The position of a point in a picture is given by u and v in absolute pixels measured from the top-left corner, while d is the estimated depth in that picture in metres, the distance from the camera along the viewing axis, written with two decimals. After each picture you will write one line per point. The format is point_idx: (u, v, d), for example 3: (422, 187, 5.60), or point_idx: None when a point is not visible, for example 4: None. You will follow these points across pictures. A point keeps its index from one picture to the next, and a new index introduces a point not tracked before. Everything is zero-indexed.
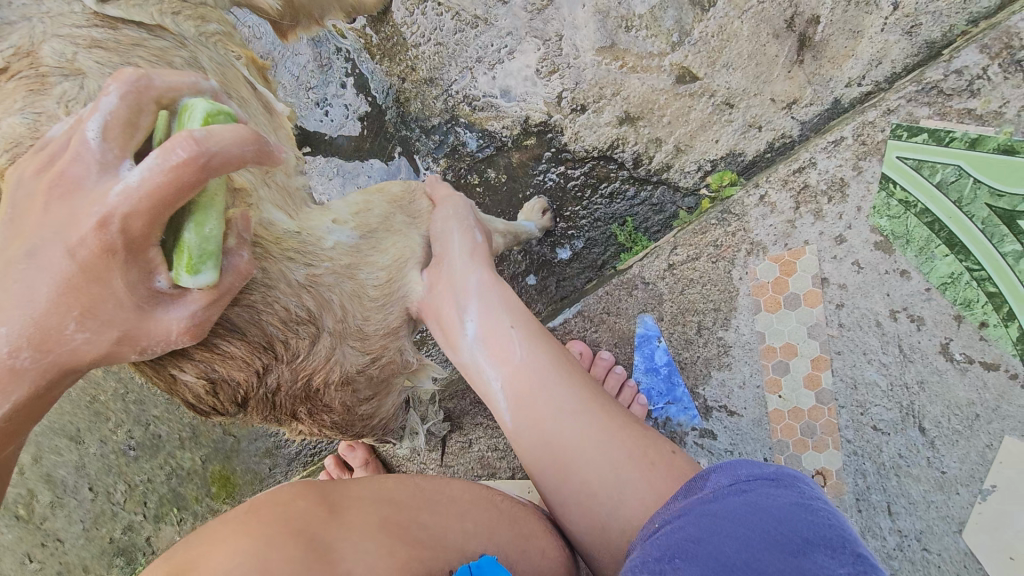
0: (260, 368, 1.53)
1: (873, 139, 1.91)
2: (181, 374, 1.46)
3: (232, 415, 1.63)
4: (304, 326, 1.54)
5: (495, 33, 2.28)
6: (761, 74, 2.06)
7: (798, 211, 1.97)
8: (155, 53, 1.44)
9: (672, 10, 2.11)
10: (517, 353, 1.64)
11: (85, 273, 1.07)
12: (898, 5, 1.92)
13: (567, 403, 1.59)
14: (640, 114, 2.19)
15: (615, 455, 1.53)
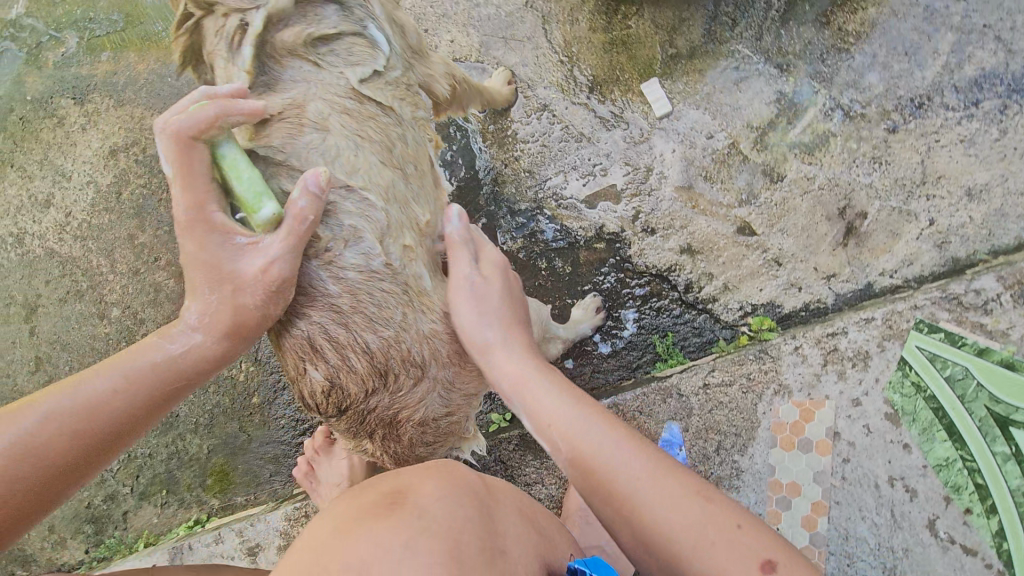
0: (371, 388, 1.75)
1: (898, 325, 2.19)
2: (313, 370, 1.74)
3: (325, 417, 1.85)
4: (415, 368, 1.78)
5: (595, 151, 2.68)
6: (809, 245, 2.40)
7: (825, 367, 2.23)
8: (381, 126, 1.80)
9: (745, 174, 2.51)
10: (544, 390, 1.59)
11: (196, 250, 1.56)
12: (933, 221, 2.28)
13: (596, 434, 1.46)
14: (700, 250, 2.53)
15: (648, 482, 1.36)
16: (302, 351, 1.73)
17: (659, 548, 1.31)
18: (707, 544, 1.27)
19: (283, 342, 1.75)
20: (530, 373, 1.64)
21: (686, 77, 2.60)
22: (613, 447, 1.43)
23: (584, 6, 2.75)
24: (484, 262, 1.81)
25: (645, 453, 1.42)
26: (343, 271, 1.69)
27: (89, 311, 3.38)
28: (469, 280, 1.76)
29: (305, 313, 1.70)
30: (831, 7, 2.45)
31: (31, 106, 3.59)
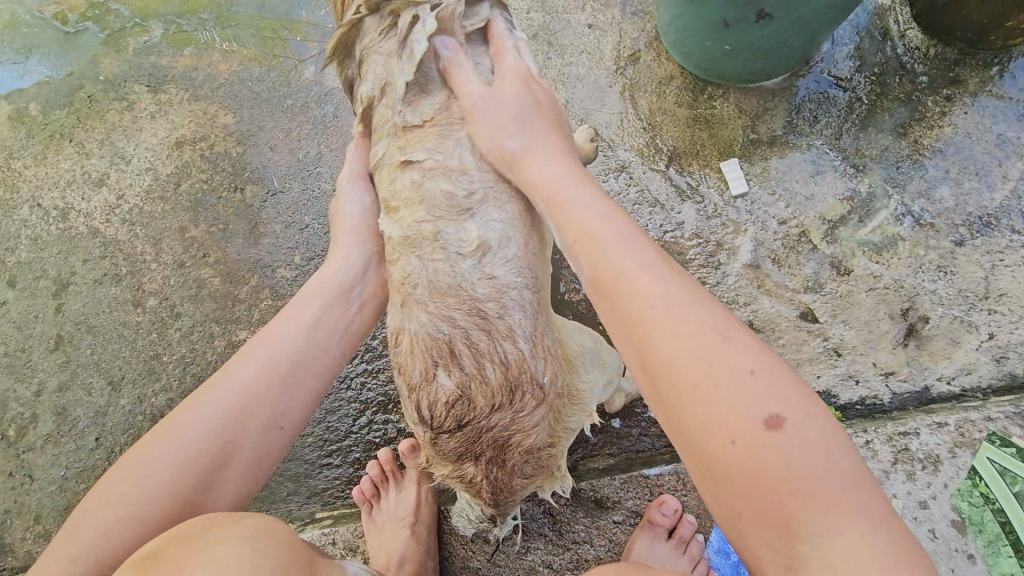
0: (497, 403, 1.67)
1: (971, 434, 2.25)
2: (444, 377, 1.64)
3: (435, 433, 1.72)
4: (540, 390, 1.71)
5: (668, 217, 2.75)
6: (870, 340, 2.47)
7: (894, 466, 2.25)
8: None
9: (812, 262, 2.59)
10: (584, 205, 1.48)
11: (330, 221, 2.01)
12: (993, 335, 2.37)
13: (629, 256, 1.35)
14: (761, 327, 2.56)
15: (672, 307, 1.26)
16: (438, 354, 1.62)
17: (663, 380, 1.21)
18: (716, 382, 1.16)
19: (417, 345, 1.64)
20: (565, 189, 1.53)
21: (764, 162, 2.71)
22: (644, 272, 1.32)
23: (671, 81, 2.87)
24: (519, 71, 1.76)
25: (680, 286, 1.29)
26: (494, 270, 1.64)
27: (124, 297, 3.31)
28: (500, 97, 1.67)
29: (452, 314, 1.62)
30: (909, 120, 2.59)
31: (102, 87, 3.59)
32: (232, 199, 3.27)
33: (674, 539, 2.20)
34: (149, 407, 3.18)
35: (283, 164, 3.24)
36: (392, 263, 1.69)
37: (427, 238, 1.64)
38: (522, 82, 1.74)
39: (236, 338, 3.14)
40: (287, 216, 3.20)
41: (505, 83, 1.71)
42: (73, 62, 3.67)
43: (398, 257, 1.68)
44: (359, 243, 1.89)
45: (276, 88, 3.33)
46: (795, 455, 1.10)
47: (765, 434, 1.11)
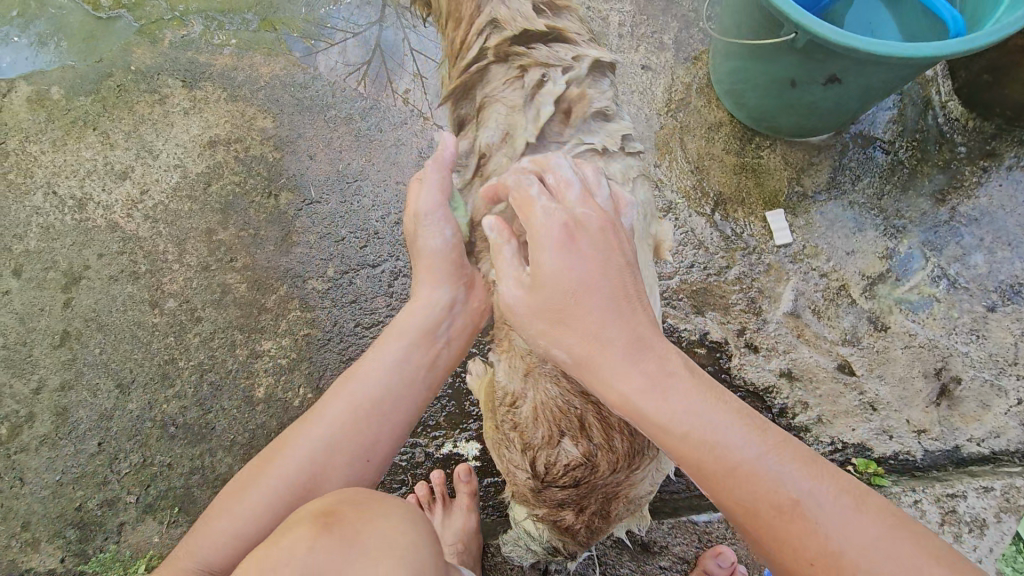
0: (616, 468, 1.85)
1: (1016, 500, 2.33)
2: (571, 444, 1.82)
3: (545, 484, 1.92)
4: (650, 451, 1.90)
5: (712, 260, 2.78)
6: (905, 397, 2.54)
7: (942, 526, 2.33)
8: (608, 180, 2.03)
9: (850, 316, 2.66)
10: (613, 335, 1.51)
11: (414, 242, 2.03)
12: (1020, 401, 2.48)
13: (667, 394, 1.41)
14: (799, 376, 2.62)
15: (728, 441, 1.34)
16: (567, 423, 1.80)
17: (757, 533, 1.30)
18: (780, 509, 1.27)
19: (544, 412, 1.83)
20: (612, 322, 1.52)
21: (807, 215, 2.78)
22: (688, 408, 1.39)
23: (720, 128, 2.92)
24: (559, 216, 1.58)
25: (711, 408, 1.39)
26: None
27: (141, 296, 3.17)
28: (542, 231, 1.58)
29: (585, 389, 1.80)
30: (948, 188, 2.71)
31: (133, 77, 3.46)
32: (265, 205, 3.19)
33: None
34: (159, 414, 3.04)
35: (322, 173, 3.18)
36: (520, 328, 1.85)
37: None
38: (559, 233, 1.56)
39: (260, 348, 3.04)
40: (322, 227, 3.13)
41: (547, 243, 1.56)
42: (103, 49, 3.54)
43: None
44: (444, 281, 1.96)
45: (320, 97, 3.28)
46: (876, 558, 1.18)
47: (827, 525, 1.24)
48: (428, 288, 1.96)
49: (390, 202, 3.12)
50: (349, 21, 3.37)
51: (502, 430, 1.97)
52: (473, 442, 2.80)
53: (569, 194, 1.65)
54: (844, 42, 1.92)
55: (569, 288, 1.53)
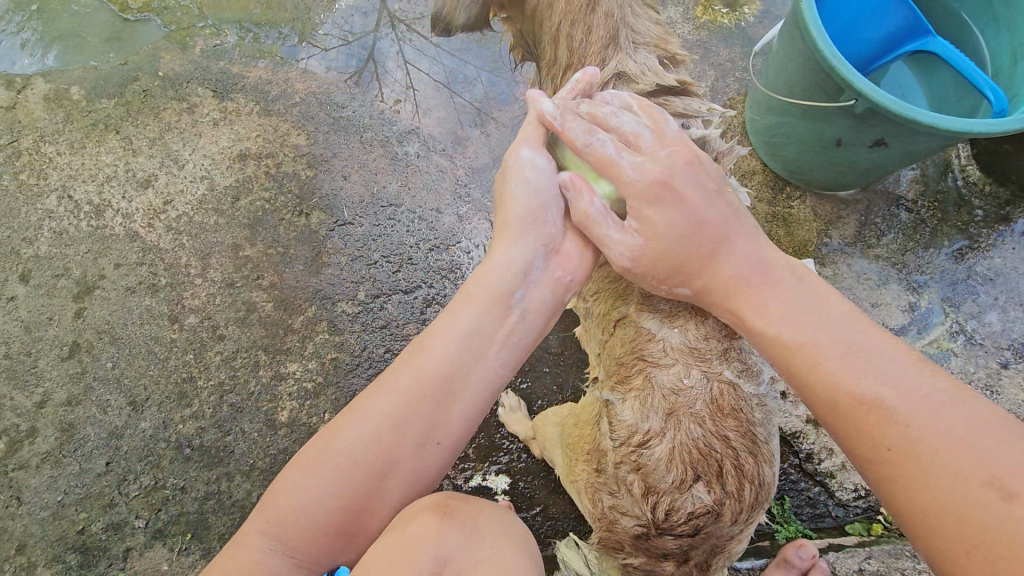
0: (735, 520, 1.92)
1: None
2: (705, 488, 1.88)
3: (660, 531, 1.92)
4: (756, 512, 1.99)
5: None
6: None
7: None
8: None
9: None
10: (770, 297, 1.77)
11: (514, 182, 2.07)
12: None
13: (821, 345, 1.60)
14: None
15: (874, 389, 1.45)
16: (707, 464, 1.89)
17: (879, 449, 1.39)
18: (917, 454, 1.32)
19: (680, 455, 1.90)
20: (746, 275, 1.82)
21: (835, 266, 2.88)
22: (838, 361, 1.54)
23: (753, 176, 3.01)
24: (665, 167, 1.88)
25: (867, 361, 1.51)
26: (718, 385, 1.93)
27: (159, 310, 3.06)
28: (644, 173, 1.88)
29: (726, 434, 1.92)
30: (966, 247, 2.85)
31: (161, 83, 3.38)
32: (296, 223, 3.13)
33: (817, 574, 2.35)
34: (173, 434, 2.93)
35: (356, 195, 3.16)
36: (668, 367, 1.98)
37: (716, 355, 1.97)
38: (655, 188, 1.86)
39: (285, 370, 2.97)
40: (355, 249, 3.10)
41: (641, 195, 1.87)
42: (129, 52, 3.44)
43: (676, 361, 1.98)
44: (536, 238, 1.97)
45: (357, 117, 3.26)
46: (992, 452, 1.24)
47: (984, 485, 1.21)
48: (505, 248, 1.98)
49: (424, 228, 3.11)
50: (340, 28, 3.40)
51: (617, 474, 2.00)
52: (502, 476, 2.81)
53: (640, 143, 1.93)
54: (903, 112, 2.03)
55: (684, 237, 1.85)
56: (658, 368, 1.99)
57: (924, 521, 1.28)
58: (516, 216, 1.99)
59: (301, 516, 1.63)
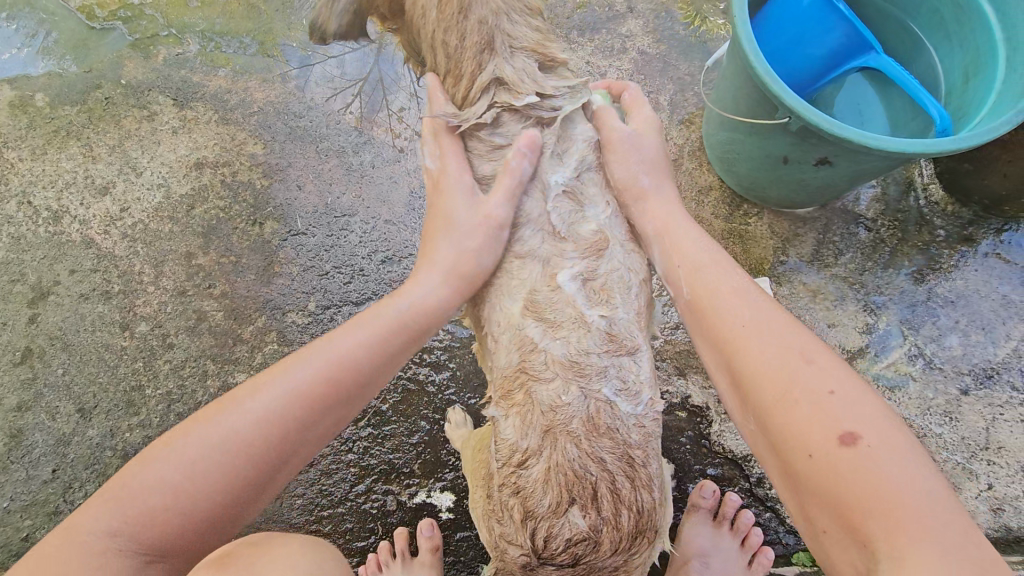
0: (617, 545, 1.87)
1: None
2: (579, 513, 1.83)
3: (542, 561, 1.89)
4: (643, 535, 1.92)
5: None
6: None
7: None
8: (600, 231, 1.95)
9: None
10: (697, 246, 1.89)
11: (441, 212, 1.96)
12: (991, 485, 2.49)
13: (741, 317, 1.65)
14: None
15: (779, 355, 1.52)
16: (580, 492, 1.82)
17: (780, 408, 1.45)
18: (815, 414, 1.39)
19: (557, 476, 1.82)
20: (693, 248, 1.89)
21: (792, 285, 2.82)
22: (755, 326, 1.61)
23: (710, 192, 2.97)
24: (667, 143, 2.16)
25: (776, 327, 1.59)
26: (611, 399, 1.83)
27: (111, 317, 3.05)
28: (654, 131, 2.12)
29: (602, 456, 1.82)
30: (926, 268, 2.78)
31: (122, 90, 3.40)
32: (249, 232, 3.12)
33: (744, 547, 2.48)
34: (120, 442, 2.92)
35: (310, 205, 3.14)
36: (548, 383, 1.82)
37: (597, 374, 1.82)
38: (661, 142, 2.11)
39: (233, 380, 2.95)
40: (307, 259, 3.07)
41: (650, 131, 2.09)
42: (94, 59, 3.46)
43: (556, 377, 1.82)
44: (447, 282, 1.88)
45: (314, 126, 3.26)
46: (874, 431, 1.33)
47: (839, 447, 1.33)
48: (428, 275, 1.89)
49: (377, 239, 3.08)
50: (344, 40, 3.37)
51: (500, 498, 1.90)
52: (446, 493, 2.77)
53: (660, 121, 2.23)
54: (830, 129, 1.97)
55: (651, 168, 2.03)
56: (537, 384, 1.83)
57: (794, 472, 1.41)
58: (464, 266, 1.87)
59: (180, 505, 1.48)
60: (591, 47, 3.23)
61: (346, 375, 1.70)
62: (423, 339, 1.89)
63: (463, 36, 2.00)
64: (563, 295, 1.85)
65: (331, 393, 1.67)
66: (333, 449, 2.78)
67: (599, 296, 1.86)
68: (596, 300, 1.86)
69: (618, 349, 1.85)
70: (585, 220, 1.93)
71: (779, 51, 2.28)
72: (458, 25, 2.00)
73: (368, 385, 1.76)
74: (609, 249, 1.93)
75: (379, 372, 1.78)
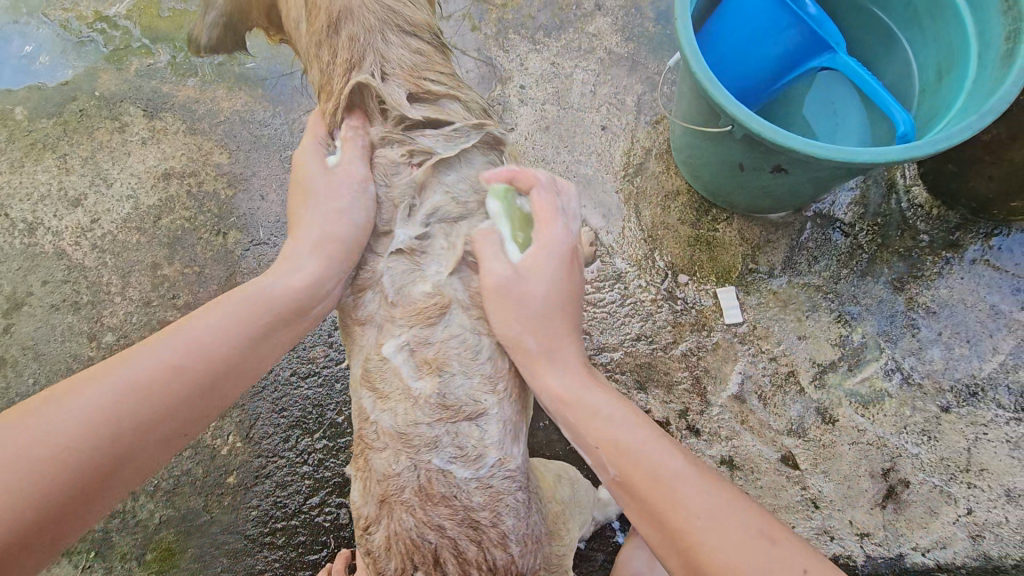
0: None
1: None
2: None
3: None
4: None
5: (656, 321, 2.69)
6: (849, 497, 2.41)
7: None
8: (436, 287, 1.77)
9: (798, 405, 2.53)
10: (601, 403, 1.57)
11: (304, 192, 1.83)
12: (971, 510, 2.32)
13: (610, 423, 1.53)
14: (741, 465, 2.49)
15: (654, 460, 1.45)
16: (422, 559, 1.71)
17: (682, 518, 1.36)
18: (710, 513, 1.35)
19: (396, 543, 1.72)
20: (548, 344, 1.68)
21: (762, 294, 2.67)
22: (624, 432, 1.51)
23: (677, 197, 2.84)
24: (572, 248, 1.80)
25: (723, 499, 1.38)
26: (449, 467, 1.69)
27: (80, 327, 3.08)
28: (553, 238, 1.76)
29: (439, 522, 1.69)
30: (907, 276, 2.60)
31: (96, 102, 3.44)
32: (212, 243, 3.12)
33: None
34: None
35: (272, 216, 3.13)
36: (381, 450, 1.71)
37: (424, 444, 1.67)
38: (566, 253, 1.77)
39: None
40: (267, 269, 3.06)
41: (546, 242, 1.75)
42: (70, 72, 3.50)
43: (386, 446, 1.70)
44: (319, 254, 1.74)
45: (278, 136, 3.25)
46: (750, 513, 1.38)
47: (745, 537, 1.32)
48: (297, 253, 1.75)
49: None
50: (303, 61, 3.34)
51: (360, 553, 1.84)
52: None
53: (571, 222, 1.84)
54: (774, 136, 1.84)
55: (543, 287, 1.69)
56: (371, 452, 1.72)
57: None
58: (334, 234, 1.75)
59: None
60: (557, 47, 3.11)
61: (201, 358, 1.53)
62: (297, 322, 1.74)
63: (334, 51, 1.96)
64: (390, 365, 1.72)
65: (183, 379, 1.49)
66: (289, 460, 2.77)
67: (428, 367, 1.70)
68: (424, 370, 1.70)
69: (454, 414, 1.69)
70: (420, 280, 1.77)
71: (730, 53, 2.14)
72: (329, 39, 1.97)
73: (234, 373, 1.59)
74: (445, 313, 1.74)
75: (246, 356, 1.62)
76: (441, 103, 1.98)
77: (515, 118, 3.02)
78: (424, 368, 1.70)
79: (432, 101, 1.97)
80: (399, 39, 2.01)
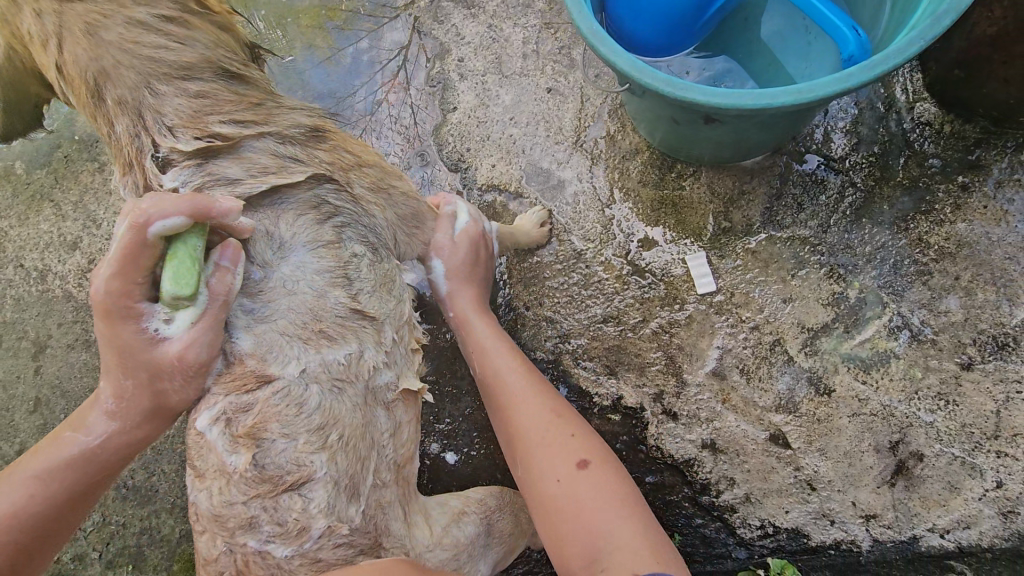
0: None
1: None
2: None
3: None
4: None
5: (623, 300, 2.45)
6: (850, 475, 2.13)
7: None
8: (259, 335, 1.63)
9: (787, 376, 2.24)
10: (515, 385, 2.03)
11: (123, 351, 1.52)
12: (1001, 483, 1.99)
13: (521, 398, 1.99)
14: (724, 447, 2.26)
15: (549, 431, 1.90)
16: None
17: (549, 475, 1.82)
18: (576, 475, 1.80)
19: None
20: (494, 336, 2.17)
21: (738, 256, 2.36)
22: (528, 405, 1.97)
23: (636, 155, 2.54)
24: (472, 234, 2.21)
25: (585, 462, 1.83)
26: (262, 543, 1.62)
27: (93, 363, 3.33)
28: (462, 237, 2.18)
29: None
30: (914, 213, 2.19)
31: (77, 146, 3.58)
32: None
33: None
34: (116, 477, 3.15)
35: None
36: (200, 533, 1.67)
37: (239, 527, 1.61)
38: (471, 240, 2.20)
39: None
40: None
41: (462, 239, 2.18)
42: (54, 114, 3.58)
43: (205, 529, 1.66)
44: (148, 419, 1.64)
45: None
46: (620, 488, 1.80)
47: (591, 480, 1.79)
48: (117, 411, 1.62)
49: None
50: None
51: None
52: None
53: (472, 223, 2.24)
54: (673, 92, 1.61)
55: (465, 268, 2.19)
56: (196, 536, 1.69)
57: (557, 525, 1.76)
58: (164, 405, 1.61)
59: None
60: (493, 6, 2.81)
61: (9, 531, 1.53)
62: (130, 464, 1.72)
63: (110, 122, 1.68)
64: (205, 441, 1.62)
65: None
66: None
67: (242, 440, 1.59)
68: (239, 443, 1.59)
69: (273, 488, 1.60)
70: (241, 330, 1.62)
71: None
72: (98, 109, 1.67)
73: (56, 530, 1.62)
74: (266, 384, 1.61)
75: (69, 515, 1.63)
76: (243, 147, 1.72)
77: (455, 96, 2.80)
78: (248, 444, 1.59)
79: (233, 151, 1.70)
80: (174, 90, 1.66)
